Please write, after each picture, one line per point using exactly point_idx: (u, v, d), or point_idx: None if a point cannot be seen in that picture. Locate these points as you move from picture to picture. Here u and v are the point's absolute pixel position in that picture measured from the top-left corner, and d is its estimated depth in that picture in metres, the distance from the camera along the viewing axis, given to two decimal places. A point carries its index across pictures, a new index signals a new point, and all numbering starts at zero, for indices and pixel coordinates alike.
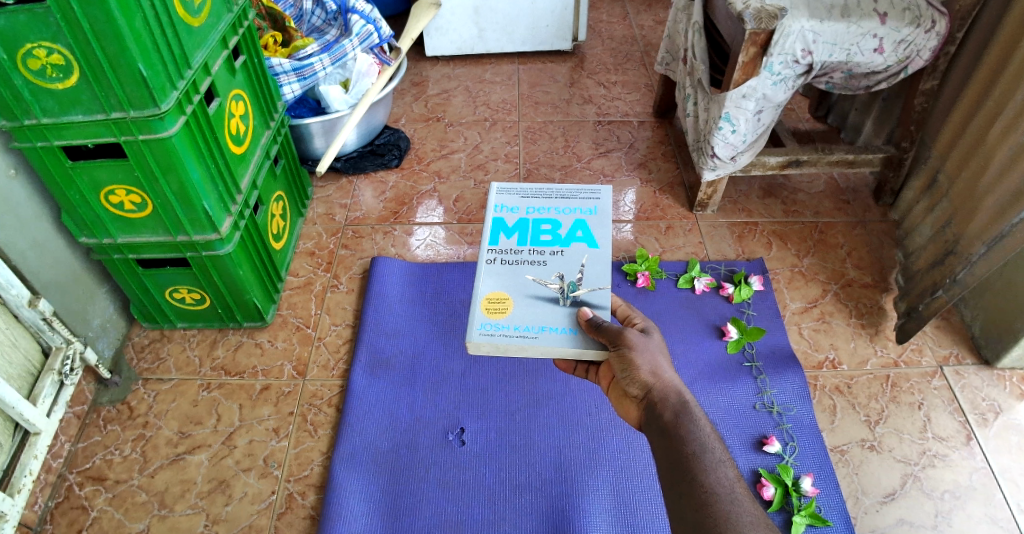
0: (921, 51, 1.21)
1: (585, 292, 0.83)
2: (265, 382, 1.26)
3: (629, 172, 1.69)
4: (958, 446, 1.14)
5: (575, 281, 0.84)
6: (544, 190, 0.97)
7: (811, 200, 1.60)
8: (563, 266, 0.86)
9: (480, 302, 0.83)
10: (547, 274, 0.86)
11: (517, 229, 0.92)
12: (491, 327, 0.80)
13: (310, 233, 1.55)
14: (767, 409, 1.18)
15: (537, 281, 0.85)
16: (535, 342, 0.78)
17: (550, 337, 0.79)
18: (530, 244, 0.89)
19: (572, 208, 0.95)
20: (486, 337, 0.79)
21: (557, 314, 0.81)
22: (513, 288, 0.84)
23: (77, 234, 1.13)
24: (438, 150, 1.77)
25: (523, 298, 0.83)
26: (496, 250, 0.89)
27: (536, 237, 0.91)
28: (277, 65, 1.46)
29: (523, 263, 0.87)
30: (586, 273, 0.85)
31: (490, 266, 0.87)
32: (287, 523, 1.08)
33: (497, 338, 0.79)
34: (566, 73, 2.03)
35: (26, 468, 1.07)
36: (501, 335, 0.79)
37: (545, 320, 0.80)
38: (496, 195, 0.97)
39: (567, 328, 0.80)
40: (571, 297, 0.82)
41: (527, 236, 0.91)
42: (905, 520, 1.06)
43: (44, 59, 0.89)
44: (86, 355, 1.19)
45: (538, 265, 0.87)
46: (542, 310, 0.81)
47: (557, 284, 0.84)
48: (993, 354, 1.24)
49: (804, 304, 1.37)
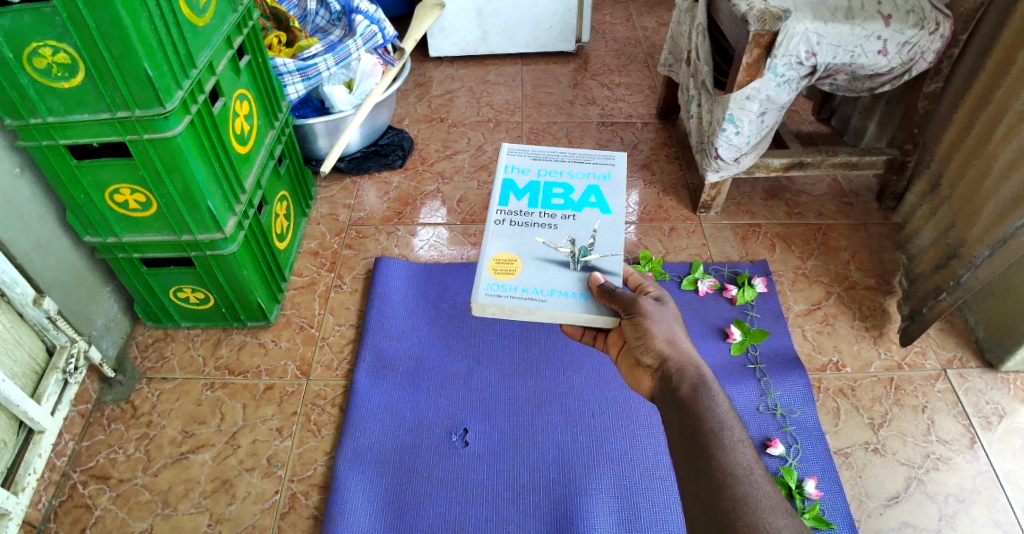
0: (925, 53, 1.21)
1: (597, 257, 0.83)
2: (268, 382, 1.27)
3: (633, 173, 1.69)
4: (961, 449, 1.14)
5: (587, 246, 0.84)
6: (559, 153, 0.96)
7: (814, 202, 1.60)
8: (575, 231, 0.86)
9: (488, 262, 0.83)
10: (558, 237, 0.85)
11: (528, 191, 0.91)
12: (498, 288, 0.80)
13: (314, 233, 1.55)
14: (770, 411, 1.18)
15: (547, 243, 0.84)
16: (545, 305, 0.78)
17: (560, 300, 0.79)
18: (541, 207, 0.89)
19: (585, 172, 0.94)
20: (492, 299, 0.79)
21: (568, 278, 0.81)
22: (522, 250, 0.84)
23: (81, 233, 1.14)
24: (441, 151, 1.78)
25: (532, 260, 0.83)
26: (506, 211, 0.89)
27: (548, 200, 0.90)
28: (282, 65, 1.46)
29: (534, 226, 0.87)
30: (597, 238, 0.85)
31: (500, 226, 0.87)
32: (290, 523, 1.08)
33: (503, 299, 0.79)
34: (569, 75, 2.03)
35: (30, 466, 1.07)
36: (509, 296, 0.79)
37: (554, 284, 0.80)
38: (507, 156, 0.96)
39: (579, 293, 0.80)
40: (582, 262, 0.82)
41: (539, 199, 0.90)
42: (908, 523, 1.06)
43: (49, 58, 0.90)
44: (90, 354, 1.20)
45: (549, 229, 0.86)
46: (552, 273, 0.81)
47: (568, 248, 0.84)
48: (997, 357, 1.24)
49: (807, 306, 1.37)
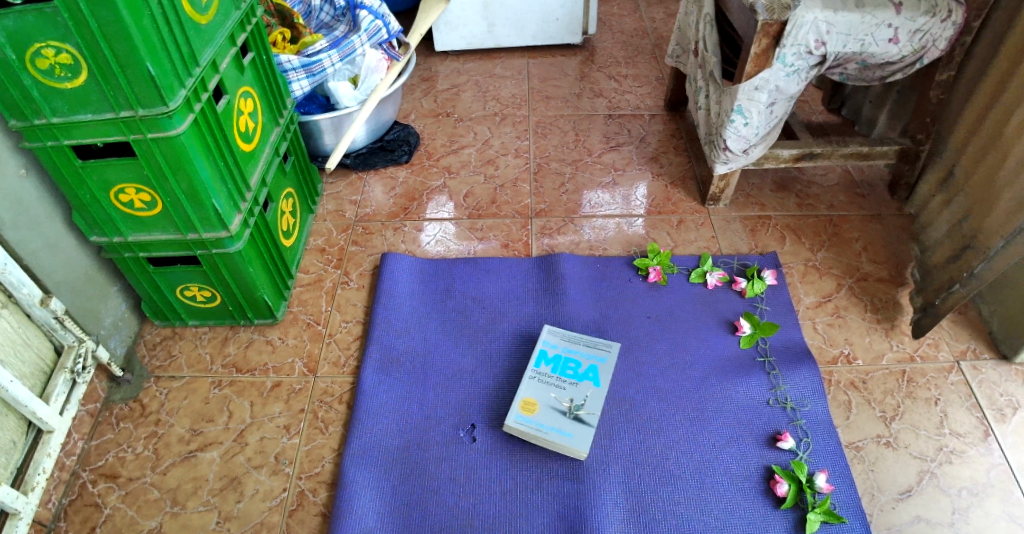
0: (936, 41, 1.19)
1: (584, 412, 1.13)
2: (276, 379, 1.26)
3: (640, 165, 1.67)
4: (975, 442, 1.13)
5: (579, 403, 1.14)
6: (579, 336, 1.24)
7: (824, 192, 1.58)
8: (577, 395, 1.15)
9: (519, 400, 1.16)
10: (564, 395, 1.15)
11: (552, 361, 1.21)
12: (520, 418, 1.13)
13: (320, 229, 1.55)
14: (780, 405, 1.17)
15: (556, 398, 1.15)
16: (544, 435, 1.11)
17: (557, 436, 1.10)
18: (559, 374, 1.18)
19: (590, 354, 1.21)
20: (514, 423, 1.12)
21: (564, 423, 1.12)
22: (541, 397, 1.15)
23: (88, 233, 1.14)
24: (447, 146, 1.77)
25: (545, 405, 1.14)
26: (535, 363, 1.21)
27: (563, 370, 1.19)
28: (286, 62, 1.44)
29: (552, 385, 1.17)
30: (588, 401, 1.14)
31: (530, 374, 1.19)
32: (298, 521, 1.08)
33: (521, 427, 1.12)
34: (577, 67, 2.01)
35: (39, 466, 1.07)
36: (525, 425, 1.12)
37: (556, 424, 1.12)
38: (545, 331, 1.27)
39: (569, 433, 1.10)
40: (573, 413, 1.13)
41: (557, 369, 1.19)
42: (921, 517, 1.05)
43: (52, 58, 0.89)
44: (97, 354, 1.20)
45: (561, 388, 1.16)
46: (556, 417, 1.13)
47: (568, 403, 1.14)
48: (1012, 349, 1.22)
49: (818, 298, 1.35)
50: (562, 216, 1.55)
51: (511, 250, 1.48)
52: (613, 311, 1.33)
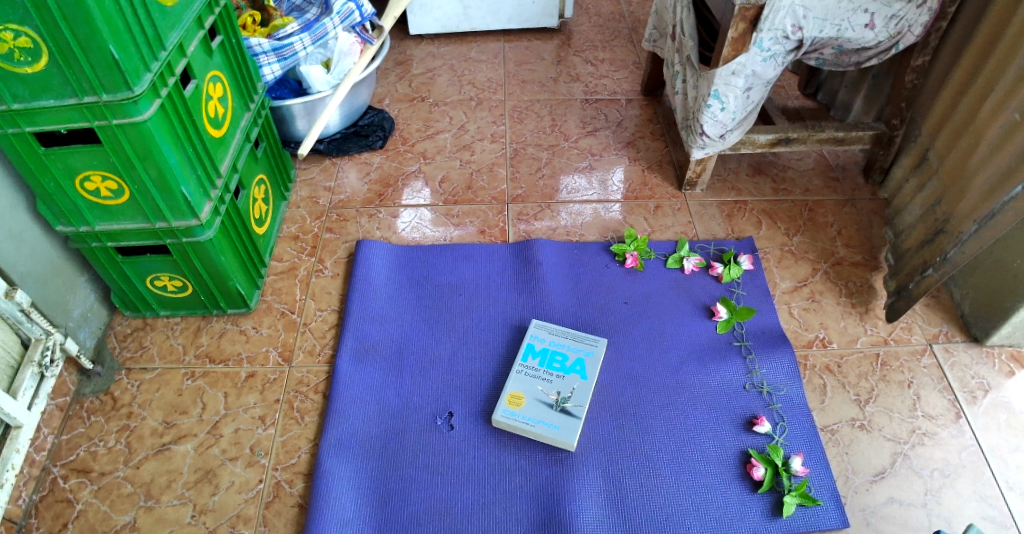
0: (911, 26, 1.19)
1: (571, 404, 1.12)
2: (250, 369, 1.24)
3: (618, 151, 1.66)
4: (947, 423, 1.14)
5: (566, 395, 1.13)
6: (569, 329, 1.23)
7: (800, 177, 1.59)
8: (564, 387, 1.14)
9: (506, 395, 1.14)
10: (550, 388, 1.14)
11: (540, 354, 1.19)
12: (508, 412, 1.12)
13: (294, 217, 1.52)
14: (756, 389, 1.17)
15: (543, 391, 1.14)
16: (532, 428, 1.10)
17: (545, 429, 1.09)
18: (546, 367, 1.17)
19: (577, 347, 1.20)
20: (502, 418, 1.11)
21: (552, 415, 1.11)
22: (528, 392, 1.14)
23: (53, 223, 1.10)
24: (422, 131, 1.74)
25: (532, 399, 1.13)
26: (523, 362, 1.18)
27: (551, 365, 1.18)
28: (256, 45, 1.40)
29: (539, 378, 1.16)
30: (575, 393, 1.14)
31: (517, 371, 1.17)
32: (275, 512, 1.06)
33: (510, 420, 1.11)
34: (553, 51, 2.00)
35: (9, 462, 1.04)
36: (512, 420, 1.11)
37: (543, 416, 1.11)
38: (533, 326, 1.24)
39: (557, 424, 1.10)
40: (561, 405, 1.12)
41: (544, 362, 1.18)
42: (894, 499, 1.06)
43: (11, 42, 0.86)
44: (66, 346, 1.16)
45: (547, 381, 1.15)
46: (544, 411, 1.12)
47: (555, 395, 1.13)
48: (982, 331, 1.24)
49: (794, 283, 1.36)
50: (539, 202, 1.54)
51: (486, 236, 1.46)
52: (591, 297, 1.32)
